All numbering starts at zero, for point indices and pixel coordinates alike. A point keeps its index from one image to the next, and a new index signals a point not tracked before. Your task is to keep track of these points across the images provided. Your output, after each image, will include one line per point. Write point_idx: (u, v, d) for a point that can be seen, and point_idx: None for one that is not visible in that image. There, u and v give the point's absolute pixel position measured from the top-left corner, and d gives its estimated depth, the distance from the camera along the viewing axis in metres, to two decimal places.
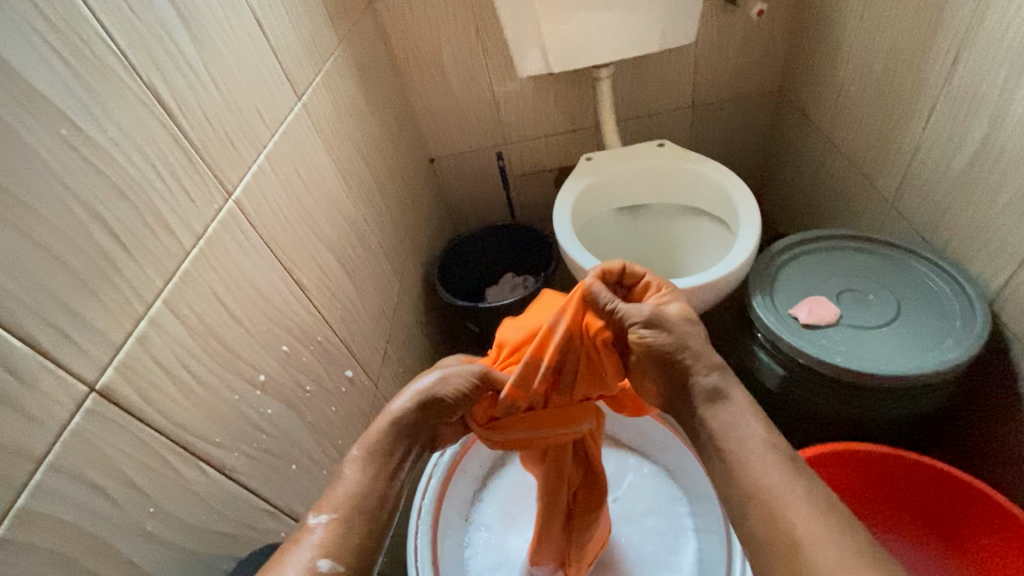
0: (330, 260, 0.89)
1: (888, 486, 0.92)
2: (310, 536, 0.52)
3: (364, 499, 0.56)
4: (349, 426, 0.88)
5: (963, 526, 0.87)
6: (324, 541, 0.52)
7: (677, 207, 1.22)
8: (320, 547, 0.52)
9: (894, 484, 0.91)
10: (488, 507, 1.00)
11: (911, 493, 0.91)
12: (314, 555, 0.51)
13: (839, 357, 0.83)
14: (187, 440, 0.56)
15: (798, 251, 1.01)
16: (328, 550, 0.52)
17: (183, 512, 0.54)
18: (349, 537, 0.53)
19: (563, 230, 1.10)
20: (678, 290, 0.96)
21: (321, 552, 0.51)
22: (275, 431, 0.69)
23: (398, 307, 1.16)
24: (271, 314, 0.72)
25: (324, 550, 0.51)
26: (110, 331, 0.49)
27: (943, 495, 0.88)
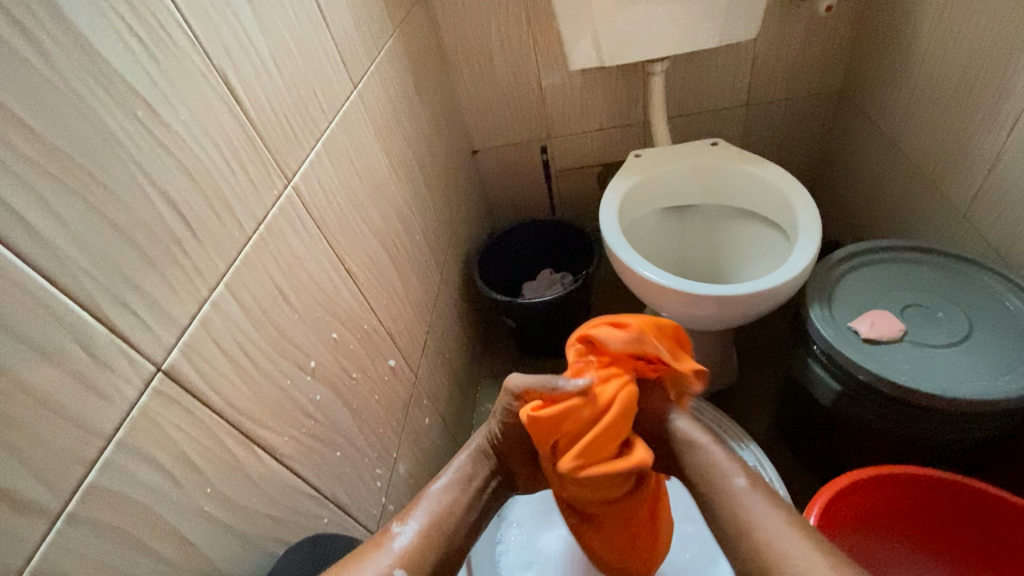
0: (378, 250, 0.89)
1: (927, 508, 0.87)
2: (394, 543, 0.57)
3: (438, 517, 0.62)
4: (390, 416, 0.88)
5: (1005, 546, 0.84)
6: (403, 552, 0.57)
7: (729, 209, 1.18)
8: (399, 558, 0.56)
9: (933, 505, 0.87)
10: (520, 503, 0.97)
11: (950, 514, 0.87)
12: (393, 563, 0.55)
13: (903, 376, 0.79)
14: (242, 424, 0.56)
15: (859, 261, 0.96)
16: (405, 563, 0.56)
17: (237, 494, 0.55)
18: (428, 550, 0.58)
19: (611, 228, 1.07)
20: (729, 296, 0.93)
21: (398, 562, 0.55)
22: (323, 419, 0.70)
23: (438, 299, 1.15)
24: (323, 302, 0.72)
25: (402, 560, 0.56)
26: (176, 312, 0.49)
27: (984, 514, 0.84)
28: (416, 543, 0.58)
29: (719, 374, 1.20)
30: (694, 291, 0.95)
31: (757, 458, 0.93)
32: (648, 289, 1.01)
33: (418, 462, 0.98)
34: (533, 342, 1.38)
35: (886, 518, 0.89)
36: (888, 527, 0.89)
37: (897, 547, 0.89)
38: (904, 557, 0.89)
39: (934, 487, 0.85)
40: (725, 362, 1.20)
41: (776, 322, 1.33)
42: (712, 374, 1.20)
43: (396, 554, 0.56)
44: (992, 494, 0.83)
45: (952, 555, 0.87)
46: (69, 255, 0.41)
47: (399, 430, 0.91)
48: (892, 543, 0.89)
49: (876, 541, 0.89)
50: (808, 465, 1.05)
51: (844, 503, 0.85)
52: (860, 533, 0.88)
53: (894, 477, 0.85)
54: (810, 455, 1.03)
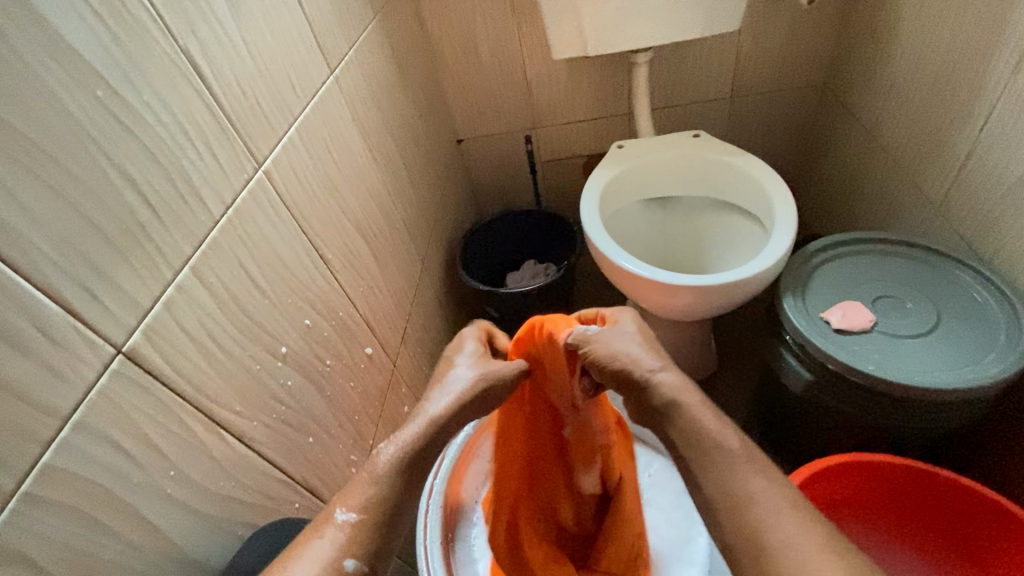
0: (355, 237, 0.88)
1: (880, 492, 0.89)
2: (335, 534, 0.52)
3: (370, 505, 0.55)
4: (366, 402, 0.88)
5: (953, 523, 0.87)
6: (348, 537, 0.52)
7: (709, 201, 1.19)
8: (346, 546, 0.52)
9: (886, 489, 0.89)
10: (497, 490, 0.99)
11: (903, 496, 0.89)
12: (342, 555, 0.51)
13: (871, 365, 0.80)
14: (208, 408, 0.56)
15: (833, 253, 0.97)
16: (355, 551, 0.52)
17: (203, 477, 0.55)
18: (373, 531, 0.53)
19: (591, 218, 1.08)
20: (705, 286, 0.94)
21: (344, 553, 0.51)
22: (295, 404, 0.70)
23: (419, 288, 1.15)
24: (296, 287, 0.72)
25: (351, 550, 0.51)
26: (138, 295, 0.49)
27: (935, 495, 0.87)
28: (363, 527, 0.53)
29: (697, 364, 1.22)
30: (670, 281, 0.95)
31: None
32: (626, 279, 1.01)
33: None
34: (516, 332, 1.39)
35: (862, 506, 0.91)
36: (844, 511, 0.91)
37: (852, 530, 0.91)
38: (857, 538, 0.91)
39: (911, 478, 0.87)
40: (703, 352, 1.21)
41: (755, 314, 1.35)
42: (689, 364, 1.21)
43: (340, 543, 0.51)
44: (940, 477, 0.85)
45: (926, 543, 0.89)
46: (23, 234, 0.40)
47: (375, 417, 0.91)
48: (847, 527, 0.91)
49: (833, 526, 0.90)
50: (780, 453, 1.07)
51: (818, 491, 0.87)
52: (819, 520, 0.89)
53: (871, 466, 0.87)
54: (784, 444, 1.05)
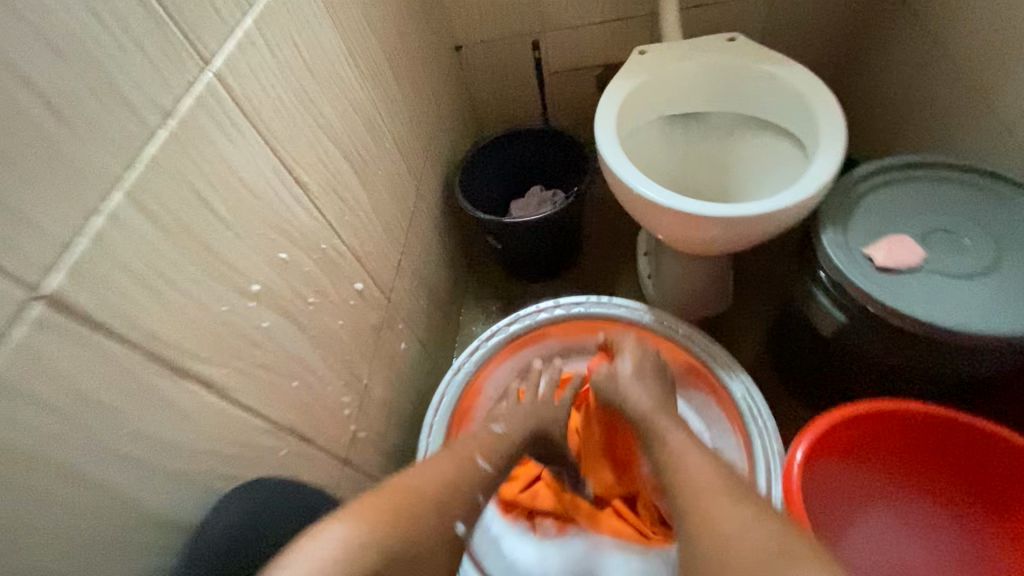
0: (336, 157, 0.77)
1: (894, 440, 0.82)
2: (327, 529, 0.49)
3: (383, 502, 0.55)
4: (358, 341, 0.82)
5: (968, 472, 0.81)
6: (359, 531, 0.50)
7: (741, 118, 1.05)
8: (348, 530, 0.50)
9: (902, 437, 0.81)
10: None
11: (916, 445, 0.82)
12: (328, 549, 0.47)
13: (917, 309, 0.72)
14: (166, 354, 0.49)
15: (882, 180, 0.86)
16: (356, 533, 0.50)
17: (171, 432, 0.49)
18: (382, 531, 0.52)
19: (606, 136, 0.94)
20: (732, 218, 0.83)
21: (338, 555, 0.47)
22: (274, 346, 0.63)
23: (414, 216, 1.05)
24: (266, 216, 0.62)
25: (348, 541, 0.49)
26: (55, 226, 0.40)
27: (952, 443, 0.80)
28: (366, 531, 0.51)
29: (713, 299, 1.13)
30: (695, 210, 0.84)
31: (746, 390, 0.90)
32: (642, 207, 0.90)
33: (393, 388, 0.94)
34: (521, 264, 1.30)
35: (874, 458, 0.83)
36: (852, 463, 0.83)
37: (855, 481, 0.84)
38: (859, 490, 0.84)
39: (950, 430, 0.79)
40: (721, 287, 1.11)
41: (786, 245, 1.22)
42: (704, 299, 1.12)
43: (336, 538, 0.48)
44: (966, 424, 0.77)
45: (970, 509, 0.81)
46: None
47: (368, 356, 0.85)
48: (851, 478, 0.83)
49: (839, 478, 0.82)
50: (796, 393, 1.01)
51: (833, 438, 0.79)
52: (828, 469, 0.81)
53: (905, 416, 0.79)
54: (802, 388, 0.98)
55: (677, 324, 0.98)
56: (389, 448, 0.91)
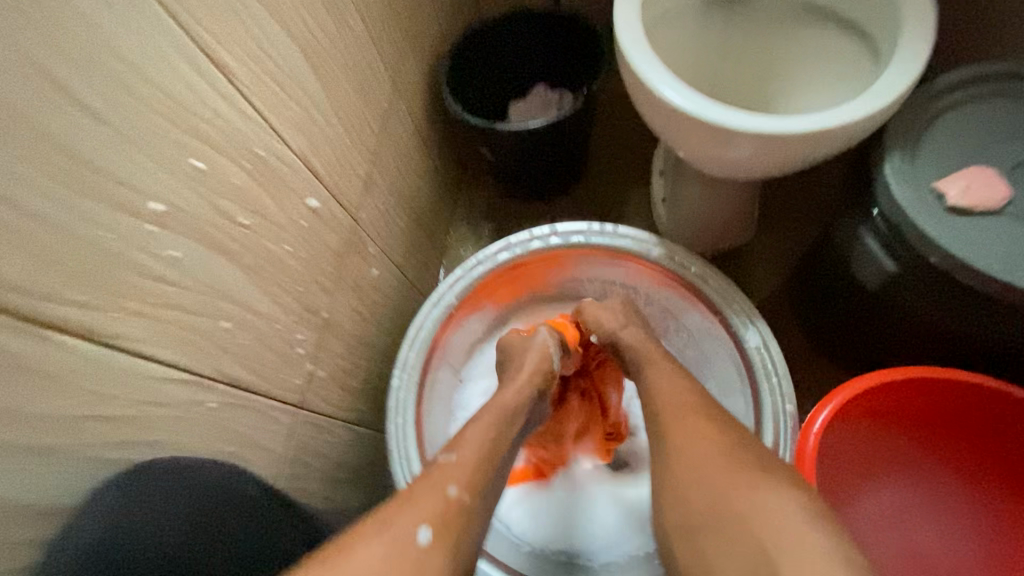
0: (273, 34, 0.59)
1: (926, 409, 0.73)
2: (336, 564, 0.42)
3: (463, 494, 0.54)
4: (315, 270, 0.70)
5: (1003, 440, 0.73)
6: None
7: (796, 6, 0.83)
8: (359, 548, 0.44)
9: (935, 405, 0.72)
10: (484, 361, 0.95)
11: (948, 412, 0.73)
12: None
13: (992, 265, 0.58)
14: (21, 303, 0.36)
15: (968, 95, 0.68)
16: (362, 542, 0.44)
17: (40, 401, 0.38)
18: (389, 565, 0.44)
19: (627, 22, 0.74)
20: (775, 135, 0.65)
21: None
22: (192, 281, 0.50)
23: (387, 117, 0.88)
24: (167, 110, 0.47)
25: None
26: None
27: (993, 412, 0.71)
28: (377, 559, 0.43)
29: (734, 231, 0.98)
30: (727, 123, 0.66)
31: (762, 340, 0.78)
32: (663, 119, 0.72)
33: (363, 320, 0.84)
34: (515, 181, 1.14)
35: (901, 425, 0.74)
36: (875, 435, 0.74)
37: (877, 454, 0.75)
38: (880, 462, 0.76)
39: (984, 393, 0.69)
40: (745, 216, 0.96)
41: (832, 168, 1.04)
42: (724, 231, 0.97)
43: None
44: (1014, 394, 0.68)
45: (965, 466, 0.75)
46: None
47: (330, 285, 0.73)
48: (873, 450, 0.75)
49: (860, 450, 0.74)
50: (814, 343, 0.90)
51: (856, 406, 0.70)
52: (848, 441, 0.73)
53: (946, 380, 0.69)
54: (823, 339, 0.87)
55: (686, 259, 0.85)
56: (358, 384, 0.83)
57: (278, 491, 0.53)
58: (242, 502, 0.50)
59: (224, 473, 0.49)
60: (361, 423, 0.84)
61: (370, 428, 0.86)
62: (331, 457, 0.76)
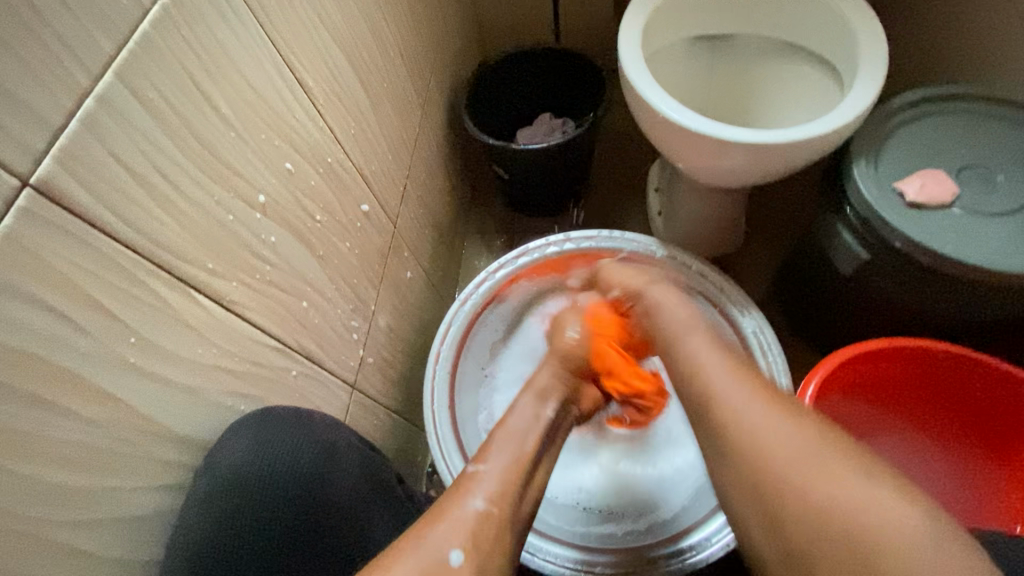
0: (340, 61, 0.70)
1: (904, 380, 0.83)
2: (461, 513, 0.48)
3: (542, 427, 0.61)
4: (366, 266, 0.79)
5: (977, 408, 0.82)
6: (483, 530, 0.48)
7: (770, 42, 0.98)
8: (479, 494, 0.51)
9: (912, 377, 0.82)
10: None
11: (925, 384, 0.83)
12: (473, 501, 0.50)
13: (946, 247, 0.70)
14: (172, 265, 0.45)
15: (918, 112, 0.81)
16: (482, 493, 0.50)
17: (178, 346, 0.46)
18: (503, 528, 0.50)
19: (630, 54, 0.87)
20: (761, 146, 0.77)
21: (484, 547, 0.47)
22: (281, 263, 0.59)
23: (418, 137, 0.98)
24: (269, 119, 0.56)
25: (486, 545, 0.47)
26: (47, 111, 0.35)
27: (966, 383, 0.80)
28: (496, 520, 0.49)
29: (727, 236, 1.10)
30: (725, 135, 0.78)
31: (758, 325, 0.89)
32: (664, 133, 0.84)
33: (400, 316, 0.92)
34: (526, 197, 1.25)
35: (880, 395, 0.84)
36: (858, 404, 0.84)
37: (861, 421, 0.85)
38: (864, 428, 0.86)
39: (976, 369, 0.78)
40: (735, 223, 1.08)
41: (808, 181, 1.17)
42: (717, 236, 1.09)
43: (466, 530, 0.47)
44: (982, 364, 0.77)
45: (967, 440, 0.83)
46: None
47: (376, 281, 0.82)
48: (858, 418, 0.85)
49: (846, 417, 0.84)
50: (802, 333, 1.01)
51: (840, 378, 0.81)
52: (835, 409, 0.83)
53: (918, 353, 0.79)
54: (812, 328, 0.98)
55: (687, 258, 0.96)
56: (396, 375, 0.91)
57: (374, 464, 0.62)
58: (350, 453, 0.59)
59: (336, 429, 0.59)
60: (398, 412, 0.91)
61: (406, 417, 0.94)
62: (375, 438, 0.83)
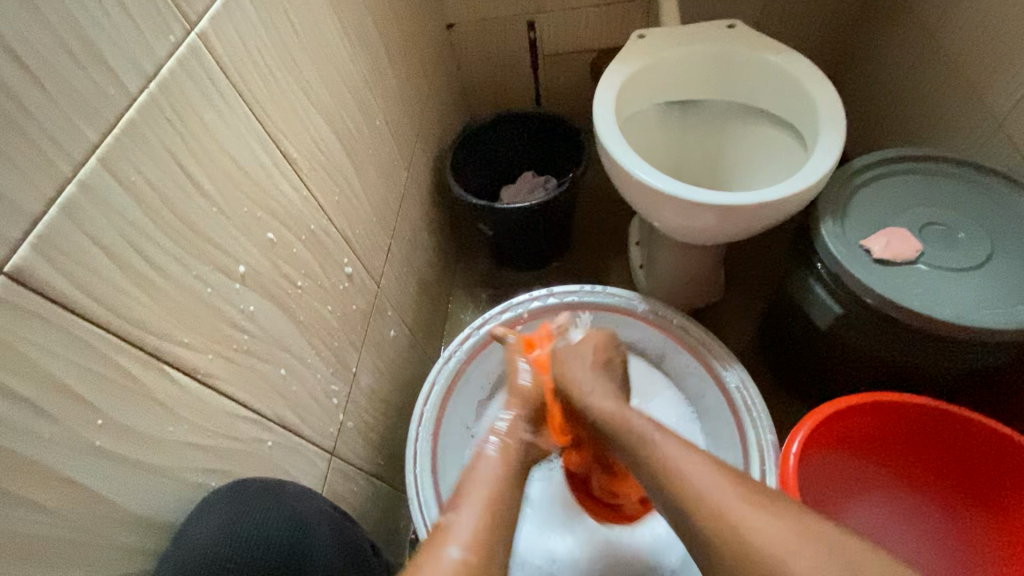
0: (325, 134, 0.73)
1: (888, 433, 0.83)
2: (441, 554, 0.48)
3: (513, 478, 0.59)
4: (348, 328, 0.79)
5: (962, 461, 0.81)
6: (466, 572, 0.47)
7: (736, 108, 1.03)
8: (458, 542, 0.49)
9: (894, 430, 0.82)
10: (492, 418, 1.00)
11: (909, 437, 0.83)
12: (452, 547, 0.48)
13: (915, 302, 0.72)
14: (145, 341, 0.45)
15: (878, 173, 0.85)
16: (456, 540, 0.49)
17: (146, 424, 0.45)
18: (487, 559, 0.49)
19: (604, 120, 0.91)
20: (731, 206, 0.80)
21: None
22: (259, 332, 0.59)
23: (403, 199, 1.01)
24: (251, 192, 0.58)
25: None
26: (23, 198, 0.36)
27: (949, 435, 0.80)
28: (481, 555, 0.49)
29: (706, 290, 1.12)
30: (697, 197, 0.81)
31: (740, 379, 0.89)
32: (639, 194, 0.87)
33: (382, 377, 0.91)
34: (510, 253, 1.27)
35: (864, 448, 0.84)
36: (842, 458, 0.84)
37: (845, 475, 0.85)
38: (849, 482, 0.85)
39: (962, 426, 0.78)
40: (714, 277, 1.10)
41: (782, 235, 1.21)
42: (697, 290, 1.11)
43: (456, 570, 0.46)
44: (963, 417, 0.77)
45: (955, 502, 0.82)
46: None
47: (358, 342, 0.82)
48: (842, 472, 0.85)
49: (830, 472, 0.84)
50: (786, 385, 1.01)
51: (823, 432, 0.80)
52: (819, 464, 0.82)
53: (898, 406, 0.79)
54: (795, 380, 0.98)
55: (670, 313, 0.96)
56: (378, 438, 0.89)
57: (351, 532, 0.60)
58: (326, 527, 0.57)
59: (313, 502, 0.57)
60: (379, 477, 0.88)
61: (388, 482, 0.91)
62: (354, 506, 0.80)
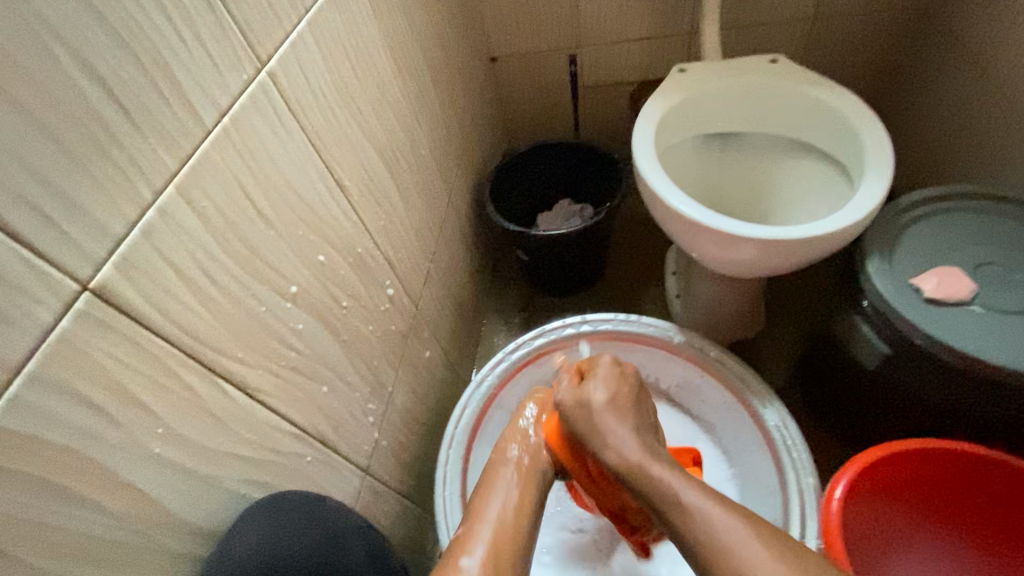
0: (375, 162, 0.76)
1: (935, 481, 0.78)
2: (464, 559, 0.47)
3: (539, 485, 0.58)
4: (387, 348, 0.81)
5: (1019, 517, 0.76)
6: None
7: (779, 140, 1.03)
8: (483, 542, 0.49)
9: (942, 478, 0.78)
10: None
11: (958, 487, 0.78)
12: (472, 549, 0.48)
13: (970, 345, 0.69)
14: (204, 356, 0.48)
15: (928, 210, 0.83)
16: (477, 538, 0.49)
17: (199, 435, 0.47)
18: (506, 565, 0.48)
19: (644, 152, 0.92)
20: (773, 240, 0.79)
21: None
22: (306, 349, 0.61)
23: (443, 224, 1.04)
24: (306, 217, 0.61)
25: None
26: (109, 220, 0.39)
27: (1004, 487, 0.75)
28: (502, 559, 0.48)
29: (744, 323, 1.10)
30: (738, 230, 0.81)
31: (781, 418, 0.86)
32: (678, 225, 0.87)
33: (416, 397, 0.92)
34: (545, 279, 1.28)
35: (910, 497, 0.80)
36: (885, 506, 0.80)
37: (889, 525, 0.80)
38: (893, 533, 0.80)
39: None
40: (753, 310, 1.08)
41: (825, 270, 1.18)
42: (735, 322, 1.09)
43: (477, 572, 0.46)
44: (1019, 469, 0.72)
45: (1016, 572, 0.76)
46: None
47: (395, 362, 0.84)
48: (885, 521, 0.80)
49: (873, 520, 0.79)
50: (829, 425, 0.97)
51: (865, 477, 0.77)
52: (859, 510, 0.78)
53: (947, 453, 0.75)
54: (838, 421, 0.94)
55: (707, 345, 0.95)
56: (409, 458, 0.90)
57: (381, 550, 0.61)
58: (360, 542, 0.58)
59: (347, 519, 0.59)
60: (409, 497, 0.89)
61: (417, 503, 0.92)
62: (384, 525, 0.81)
